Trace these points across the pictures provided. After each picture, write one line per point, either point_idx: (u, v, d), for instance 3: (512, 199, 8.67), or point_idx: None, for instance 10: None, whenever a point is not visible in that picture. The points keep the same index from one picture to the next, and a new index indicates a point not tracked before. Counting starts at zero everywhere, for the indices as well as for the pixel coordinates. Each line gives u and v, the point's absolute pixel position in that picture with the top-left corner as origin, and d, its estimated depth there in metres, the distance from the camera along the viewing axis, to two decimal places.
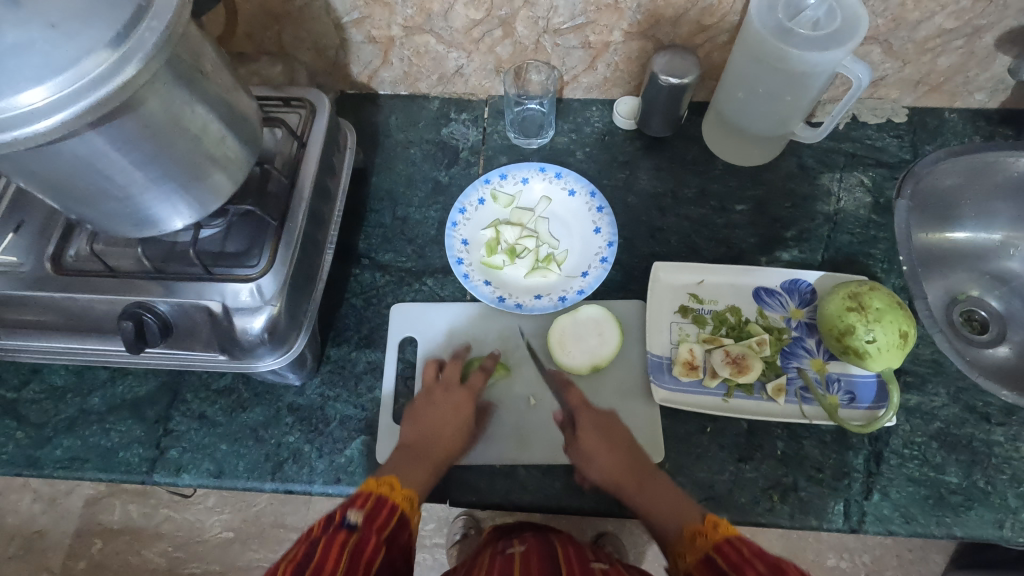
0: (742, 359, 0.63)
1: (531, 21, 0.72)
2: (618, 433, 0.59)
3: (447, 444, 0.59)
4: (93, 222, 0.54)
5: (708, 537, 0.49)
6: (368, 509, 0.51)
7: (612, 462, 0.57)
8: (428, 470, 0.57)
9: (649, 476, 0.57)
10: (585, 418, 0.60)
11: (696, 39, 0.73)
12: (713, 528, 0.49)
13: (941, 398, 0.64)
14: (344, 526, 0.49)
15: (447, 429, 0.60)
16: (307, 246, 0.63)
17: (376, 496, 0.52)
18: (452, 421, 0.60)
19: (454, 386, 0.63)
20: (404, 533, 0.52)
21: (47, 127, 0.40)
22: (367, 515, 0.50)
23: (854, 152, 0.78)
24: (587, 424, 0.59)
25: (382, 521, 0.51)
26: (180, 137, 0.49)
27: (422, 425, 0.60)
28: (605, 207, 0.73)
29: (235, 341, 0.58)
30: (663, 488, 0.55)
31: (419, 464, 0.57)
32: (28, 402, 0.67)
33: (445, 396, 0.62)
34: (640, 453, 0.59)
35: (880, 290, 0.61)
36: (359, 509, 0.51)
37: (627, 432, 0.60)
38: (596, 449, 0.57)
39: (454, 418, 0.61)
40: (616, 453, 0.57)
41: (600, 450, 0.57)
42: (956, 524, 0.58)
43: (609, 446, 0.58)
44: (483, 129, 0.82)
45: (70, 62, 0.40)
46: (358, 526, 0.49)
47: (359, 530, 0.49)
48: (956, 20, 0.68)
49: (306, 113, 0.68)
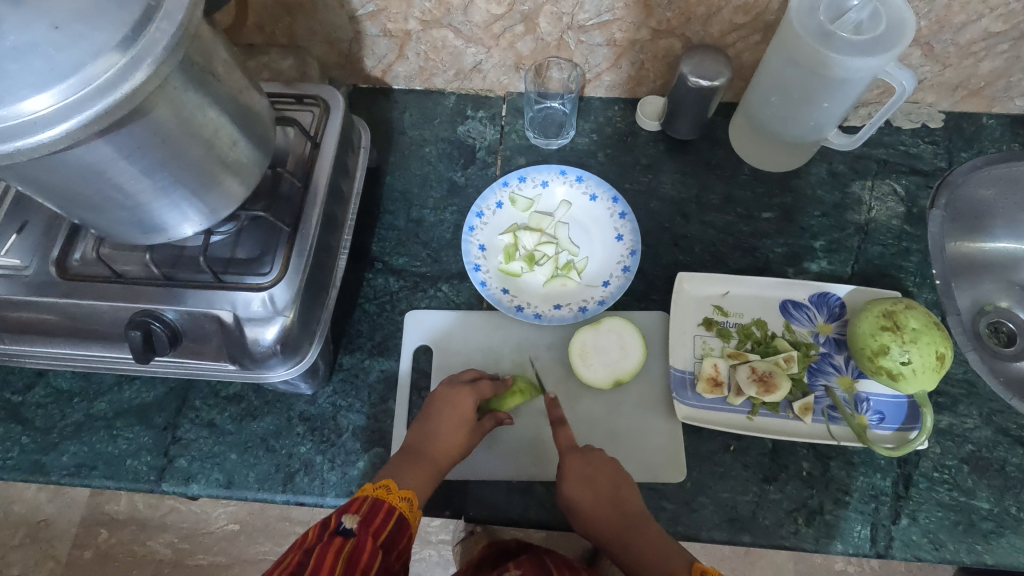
0: (770, 377, 0.61)
1: (555, 17, 0.68)
2: (603, 480, 0.55)
3: (445, 450, 0.57)
4: (98, 228, 0.51)
5: None
6: (364, 514, 0.50)
7: (596, 514, 0.54)
8: (428, 471, 0.55)
9: (635, 523, 0.53)
10: (571, 464, 0.56)
11: (727, 38, 0.70)
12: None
13: (973, 420, 0.62)
14: (340, 531, 0.48)
15: (449, 435, 0.57)
16: (321, 252, 0.61)
17: (371, 501, 0.51)
18: (455, 430, 0.58)
19: (466, 388, 0.59)
20: (402, 537, 0.51)
21: (52, 137, 0.38)
22: (363, 518, 0.49)
23: (887, 158, 0.75)
24: (570, 477, 0.55)
25: (379, 524, 0.50)
26: (192, 143, 0.46)
27: (425, 430, 0.57)
28: (628, 213, 0.70)
29: (247, 352, 0.56)
30: (647, 538, 0.52)
31: (417, 473, 0.55)
32: (34, 406, 0.65)
33: (456, 397, 0.59)
34: (628, 496, 0.55)
35: (916, 309, 0.58)
36: (355, 515, 0.50)
37: (618, 471, 0.56)
38: (580, 501, 0.54)
39: (457, 426, 0.58)
40: (601, 505, 0.54)
41: (584, 502, 0.54)
42: (986, 552, 0.56)
43: (593, 497, 0.54)
44: (501, 127, 0.79)
45: (76, 67, 0.38)
46: (354, 532, 0.48)
47: (355, 534, 0.48)
48: (1004, 24, 0.65)
49: (320, 112, 0.65)
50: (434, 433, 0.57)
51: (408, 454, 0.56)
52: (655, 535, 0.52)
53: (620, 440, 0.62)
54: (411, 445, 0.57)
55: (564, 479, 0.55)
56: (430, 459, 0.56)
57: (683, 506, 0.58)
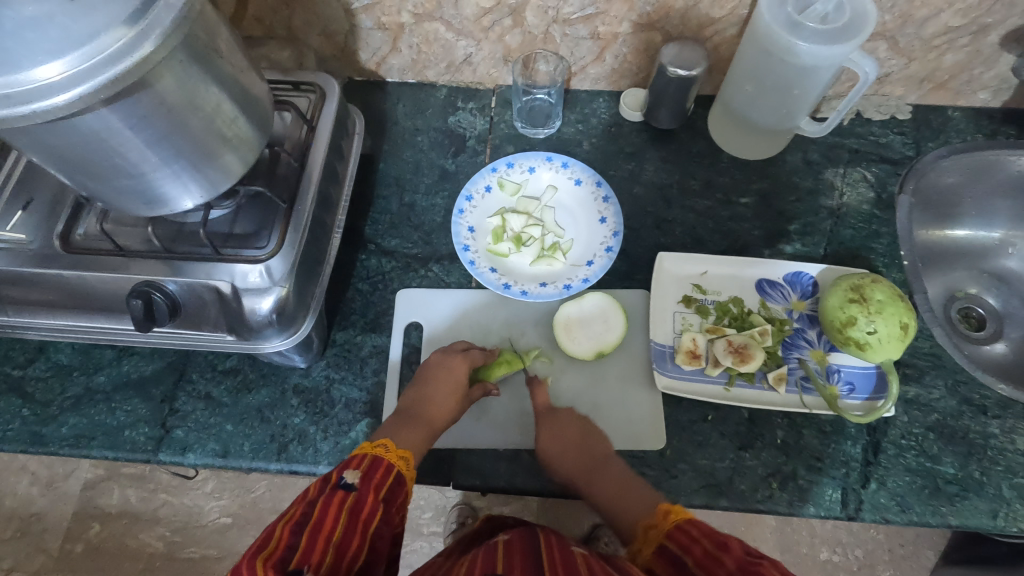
0: (744, 349, 0.64)
1: (541, 11, 0.72)
2: (569, 429, 0.60)
3: (439, 412, 0.60)
4: (104, 198, 0.54)
5: (659, 528, 0.49)
6: (365, 470, 0.52)
7: (566, 461, 0.58)
8: (424, 433, 0.58)
9: (600, 463, 0.58)
10: (540, 419, 0.61)
11: (705, 32, 0.74)
12: (665, 519, 0.50)
13: (939, 391, 0.65)
14: (341, 485, 0.50)
15: (444, 399, 0.60)
16: (316, 229, 0.63)
17: (371, 457, 0.53)
18: (449, 394, 0.61)
19: (459, 356, 0.63)
20: (401, 491, 0.53)
21: (65, 101, 0.41)
22: (363, 474, 0.52)
23: (858, 148, 0.79)
24: (540, 428, 0.60)
25: (380, 479, 0.52)
26: (193, 117, 0.49)
27: (420, 394, 0.60)
28: (612, 197, 0.73)
29: (244, 322, 0.58)
30: (611, 477, 0.57)
31: (414, 432, 0.58)
32: (34, 380, 0.67)
33: (449, 363, 0.62)
34: (596, 443, 0.60)
35: (882, 282, 0.62)
36: (357, 470, 0.52)
37: (584, 423, 0.61)
38: (548, 449, 0.59)
39: (451, 390, 0.61)
40: (569, 451, 0.59)
41: (552, 450, 0.59)
42: (951, 514, 0.59)
43: (561, 445, 0.59)
44: (490, 118, 0.82)
45: (89, 37, 0.41)
46: (356, 486, 0.50)
47: (357, 489, 0.50)
48: (963, 18, 0.69)
49: (316, 97, 0.68)
50: (429, 395, 0.60)
51: (402, 417, 0.59)
52: (618, 476, 0.57)
53: (604, 410, 0.64)
54: (406, 408, 0.60)
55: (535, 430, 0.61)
56: (425, 421, 0.59)
57: (662, 472, 0.61)
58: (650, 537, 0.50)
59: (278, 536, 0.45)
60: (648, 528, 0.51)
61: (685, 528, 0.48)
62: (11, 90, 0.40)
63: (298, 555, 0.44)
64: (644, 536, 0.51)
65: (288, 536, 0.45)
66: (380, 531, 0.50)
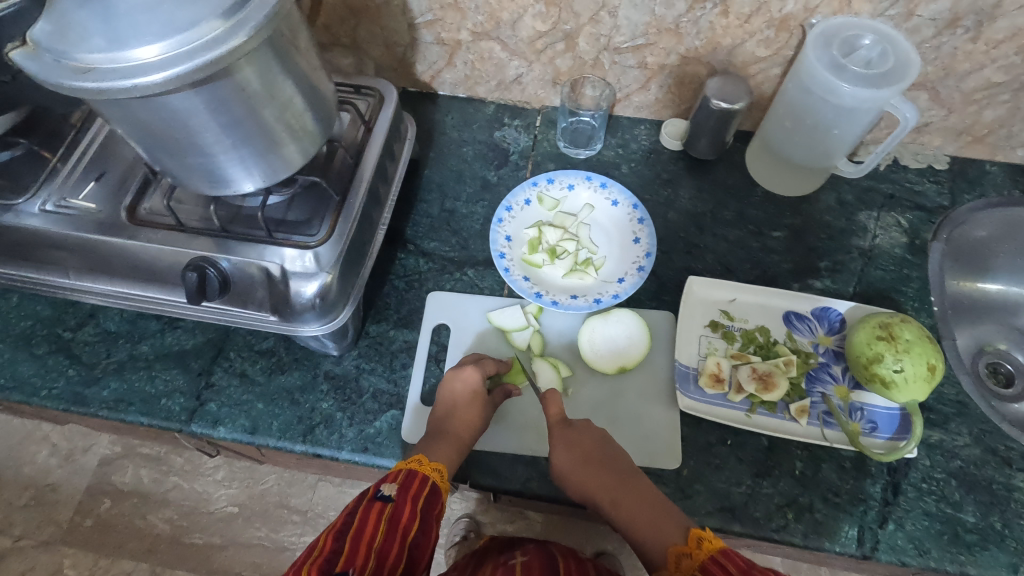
0: (769, 377, 0.66)
1: (594, 38, 0.76)
2: (588, 445, 0.59)
3: (465, 425, 0.61)
4: (174, 174, 0.58)
5: (694, 556, 0.51)
6: (401, 483, 0.55)
7: (588, 479, 0.58)
8: (455, 447, 0.60)
9: (621, 484, 0.58)
10: (557, 436, 0.61)
11: (749, 70, 0.77)
12: (698, 547, 0.51)
13: (963, 438, 0.65)
14: (379, 497, 0.53)
15: (466, 413, 0.62)
16: (363, 223, 0.66)
17: (406, 472, 0.56)
18: (471, 403, 0.62)
19: (473, 366, 0.65)
20: (438, 501, 0.56)
21: (163, 79, 0.44)
22: (400, 487, 0.55)
23: (893, 194, 0.80)
24: (557, 444, 0.60)
25: (415, 491, 0.55)
26: (268, 106, 0.52)
27: (445, 410, 0.62)
28: (647, 218, 0.75)
29: (288, 303, 0.61)
30: (638, 498, 0.57)
31: (446, 447, 0.60)
32: (82, 343, 0.71)
33: (464, 376, 0.64)
34: (608, 451, 0.60)
35: (910, 323, 0.63)
36: (393, 484, 0.55)
37: (603, 438, 0.61)
38: (568, 467, 0.58)
39: (471, 402, 0.62)
40: (589, 468, 0.58)
41: (569, 468, 0.58)
42: (970, 563, 0.58)
43: (581, 462, 0.58)
44: (534, 135, 0.85)
45: (191, 24, 0.44)
46: (392, 498, 0.53)
47: (394, 500, 0.53)
48: (1005, 75, 0.71)
49: (375, 101, 0.72)
50: (451, 411, 0.62)
51: (438, 431, 0.61)
52: (642, 494, 0.57)
53: (622, 423, 0.65)
54: (435, 425, 0.61)
55: (552, 446, 0.60)
56: (454, 435, 0.61)
57: (677, 491, 0.61)
58: (684, 567, 0.51)
59: (323, 544, 0.49)
60: (681, 556, 0.52)
61: (720, 560, 0.49)
62: (116, 66, 0.44)
63: (342, 559, 0.47)
64: (677, 563, 0.52)
65: (332, 543, 0.49)
66: (419, 541, 0.52)
